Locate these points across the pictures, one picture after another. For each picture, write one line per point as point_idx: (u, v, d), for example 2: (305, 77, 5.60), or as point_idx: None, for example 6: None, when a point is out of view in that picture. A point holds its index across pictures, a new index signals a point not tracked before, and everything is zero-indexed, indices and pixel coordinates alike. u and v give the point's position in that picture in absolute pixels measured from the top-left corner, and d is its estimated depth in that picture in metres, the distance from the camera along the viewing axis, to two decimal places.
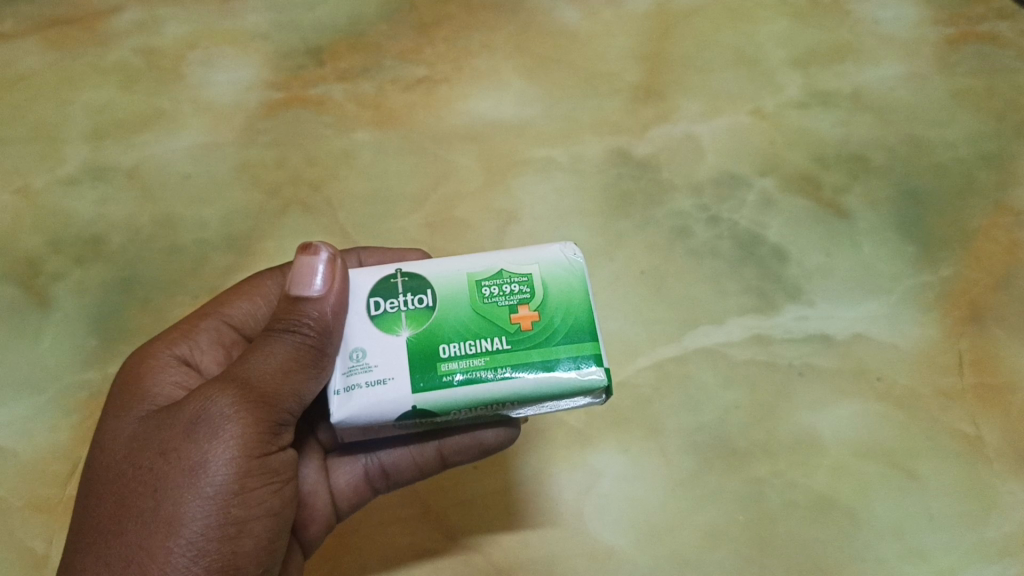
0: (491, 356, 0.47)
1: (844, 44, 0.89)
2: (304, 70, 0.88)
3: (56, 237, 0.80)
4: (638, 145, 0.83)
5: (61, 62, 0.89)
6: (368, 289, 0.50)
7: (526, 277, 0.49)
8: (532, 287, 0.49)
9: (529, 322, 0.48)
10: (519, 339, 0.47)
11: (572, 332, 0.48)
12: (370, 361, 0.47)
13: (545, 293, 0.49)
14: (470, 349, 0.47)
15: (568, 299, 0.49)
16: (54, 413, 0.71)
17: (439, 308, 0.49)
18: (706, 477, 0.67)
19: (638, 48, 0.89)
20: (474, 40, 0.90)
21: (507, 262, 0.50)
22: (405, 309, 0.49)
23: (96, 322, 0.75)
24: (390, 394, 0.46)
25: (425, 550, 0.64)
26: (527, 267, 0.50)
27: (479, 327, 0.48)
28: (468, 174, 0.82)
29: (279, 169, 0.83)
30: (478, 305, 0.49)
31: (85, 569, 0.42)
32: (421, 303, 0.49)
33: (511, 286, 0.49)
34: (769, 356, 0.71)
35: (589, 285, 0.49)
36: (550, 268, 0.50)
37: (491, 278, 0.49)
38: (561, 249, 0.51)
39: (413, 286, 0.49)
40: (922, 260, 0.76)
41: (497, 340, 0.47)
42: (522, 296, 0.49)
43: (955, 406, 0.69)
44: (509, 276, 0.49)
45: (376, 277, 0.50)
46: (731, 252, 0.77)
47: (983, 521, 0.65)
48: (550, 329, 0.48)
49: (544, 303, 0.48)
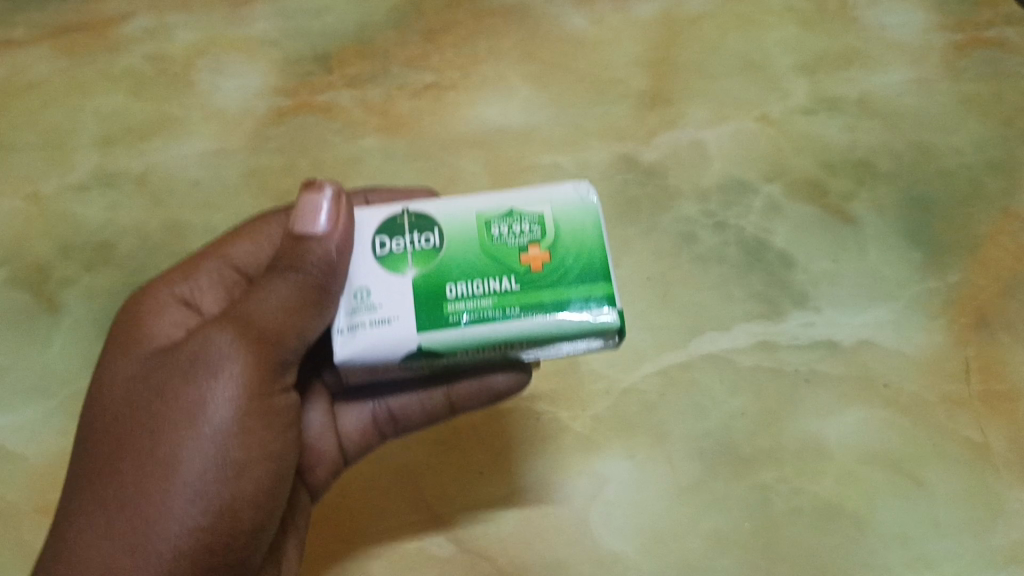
0: (499, 297, 0.49)
1: (852, 51, 0.89)
2: (312, 77, 0.88)
3: (66, 243, 0.80)
4: (644, 151, 0.83)
5: (71, 69, 0.90)
6: (375, 227, 0.51)
7: (537, 216, 0.51)
8: (543, 226, 0.50)
9: (539, 263, 0.49)
10: (529, 280, 0.49)
11: (583, 272, 0.49)
12: (375, 300, 0.49)
13: (557, 232, 0.50)
14: (478, 291, 0.49)
15: (578, 239, 0.50)
16: (65, 418, 0.71)
17: (446, 248, 0.50)
18: (713, 483, 0.67)
19: (645, 54, 0.89)
20: (480, 47, 0.90)
21: (517, 201, 0.51)
22: (413, 248, 0.50)
23: (105, 328, 0.76)
24: (397, 334, 0.48)
25: (432, 555, 0.65)
26: (539, 206, 0.51)
27: (487, 268, 0.50)
28: (476, 181, 0.83)
29: (287, 176, 0.83)
30: (487, 245, 0.50)
31: (86, 509, 0.47)
32: (429, 242, 0.50)
33: (521, 226, 0.50)
34: (776, 363, 0.71)
35: (602, 224, 0.51)
36: (561, 205, 0.51)
37: (501, 218, 0.51)
38: (572, 187, 0.52)
39: (421, 224, 0.51)
40: (929, 267, 0.76)
41: (506, 282, 0.49)
42: (532, 236, 0.50)
43: (961, 413, 0.69)
44: (520, 216, 0.51)
45: (383, 216, 0.52)
46: (737, 258, 0.77)
47: (991, 530, 0.65)
48: (560, 269, 0.49)
49: (556, 243, 0.50)
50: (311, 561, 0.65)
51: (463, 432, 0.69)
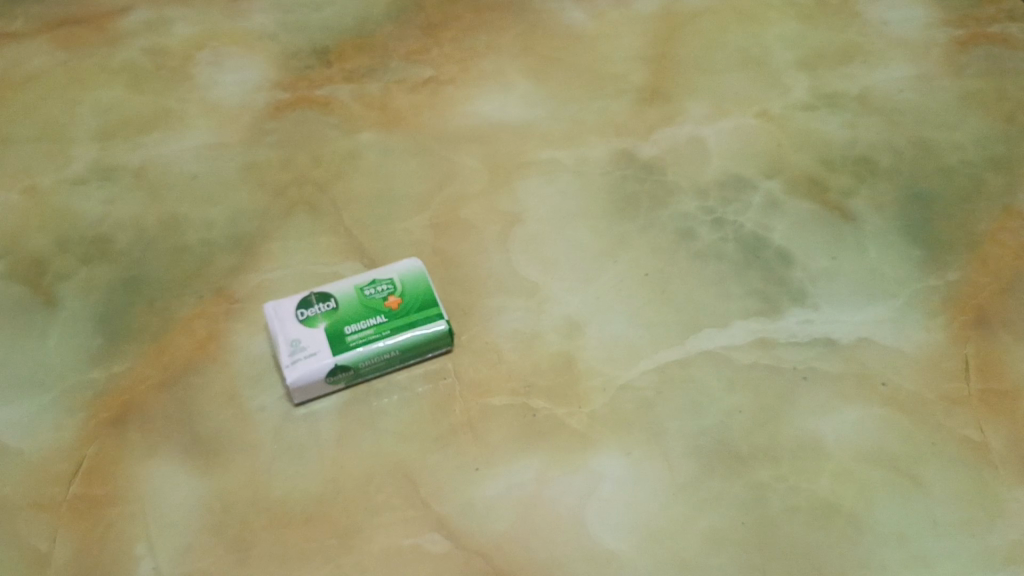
0: (378, 325, 0.68)
1: (853, 45, 0.91)
2: (311, 70, 0.90)
3: (64, 236, 0.80)
4: (643, 147, 0.84)
5: (70, 62, 0.92)
6: (293, 305, 0.69)
7: (389, 280, 0.71)
8: (393, 284, 0.71)
9: (396, 303, 0.70)
10: (393, 314, 0.69)
11: (425, 304, 0.70)
12: (305, 347, 0.67)
13: (403, 286, 0.71)
14: (362, 326, 0.68)
15: (418, 290, 0.71)
16: (58, 413, 0.69)
17: (341, 305, 0.69)
18: (708, 481, 0.66)
19: (645, 50, 0.91)
20: (480, 41, 0.92)
21: (355, 282, 0.71)
22: (320, 311, 0.69)
23: (101, 321, 0.74)
24: (319, 361, 0.67)
25: (424, 553, 0.63)
26: (390, 275, 0.71)
27: (365, 310, 0.69)
28: (474, 175, 0.82)
29: (285, 169, 0.83)
30: (363, 298, 0.70)
31: None
32: (328, 306, 0.69)
33: (381, 285, 0.71)
34: (773, 360, 0.71)
35: (430, 280, 0.72)
36: (404, 273, 0.72)
37: (368, 284, 0.71)
38: (407, 263, 0.73)
39: (321, 298, 0.70)
40: (928, 264, 0.76)
41: (379, 317, 0.69)
42: (390, 290, 0.70)
43: (961, 412, 0.68)
44: (379, 280, 0.71)
45: (293, 302, 0.70)
46: (735, 254, 0.77)
47: (989, 529, 0.63)
48: (409, 305, 0.70)
49: (404, 292, 0.70)
50: (299, 555, 0.63)
51: (460, 428, 0.68)
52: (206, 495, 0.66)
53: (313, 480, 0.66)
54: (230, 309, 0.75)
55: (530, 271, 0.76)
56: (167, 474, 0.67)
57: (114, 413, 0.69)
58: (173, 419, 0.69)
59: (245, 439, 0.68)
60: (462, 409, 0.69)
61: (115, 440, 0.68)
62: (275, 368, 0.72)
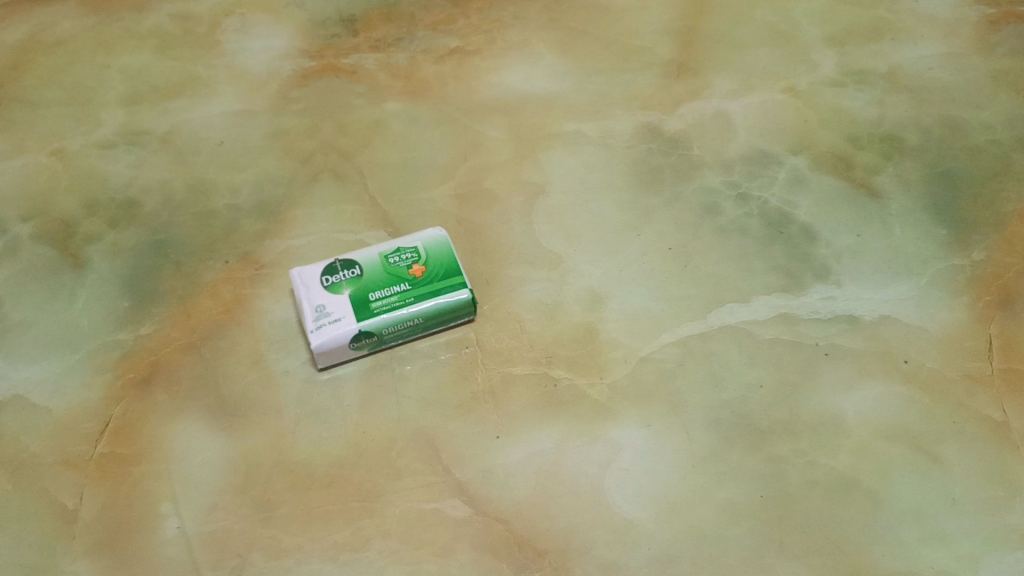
0: (402, 293, 0.69)
1: (882, 23, 0.90)
2: (337, 39, 0.90)
3: (91, 199, 0.80)
4: (669, 121, 0.84)
5: (98, 27, 0.92)
6: (318, 271, 0.70)
7: (413, 249, 0.71)
8: (418, 253, 0.71)
9: (420, 271, 0.70)
10: (417, 282, 0.69)
11: (449, 272, 0.70)
12: (329, 313, 0.68)
13: (428, 255, 0.71)
14: (386, 293, 0.69)
15: (442, 258, 0.71)
16: (87, 371, 0.71)
17: (366, 272, 0.70)
18: (728, 453, 0.66)
19: (672, 24, 0.91)
20: (507, 12, 0.92)
21: (379, 249, 0.71)
22: (345, 278, 0.69)
23: (128, 284, 0.75)
24: (343, 326, 0.67)
25: (445, 518, 0.64)
26: (414, 243, 0.71)
27: (390, 278, 0.69)
28: (499, 146, 0.82)
29: (311, 137, 0.83)
30: (387, 266, 0.70)
31: None
32: (353, 273, 0.69)
33: (405, 253, 0.71)
34: (795, 336, 0.71)
35: (453, 248, 0.72)
36: (428, 241, 0.72)
37: (393, 252, 0.71)
38: (432, 231, 0.73)
39: (346, 265, 0.70)
40: (954, 243, 0.75)
41: (404, 285, 0.69)
42: (414, 258, 0.70)
43: (982, 391, 0.68)
44: (404, 248, 0.71)
45: (319, 268, 0.70)
46: (760, 230, 0.77)
47: (1007, 508, 0.64)
48: (433, 274, 0.70)
49: (428, 260, 0.70)
50: (322, 516, 0.64)
51: (482, 396, 0.69)
52: (231, 456, 0.67)
53: (337, 443, 0.67)
54: (256, 275, 0.75)
55: (553, 243, 0.77)
56: (193, 434, 0.68)
57: (141, 373, 0.70)
58: (200, 381, 0.70)
59: (270, 402, 0.69)
60: (485, 377, 0.70)
61: (142, 400, 0.69)
62: (300, 334, 0.72)
